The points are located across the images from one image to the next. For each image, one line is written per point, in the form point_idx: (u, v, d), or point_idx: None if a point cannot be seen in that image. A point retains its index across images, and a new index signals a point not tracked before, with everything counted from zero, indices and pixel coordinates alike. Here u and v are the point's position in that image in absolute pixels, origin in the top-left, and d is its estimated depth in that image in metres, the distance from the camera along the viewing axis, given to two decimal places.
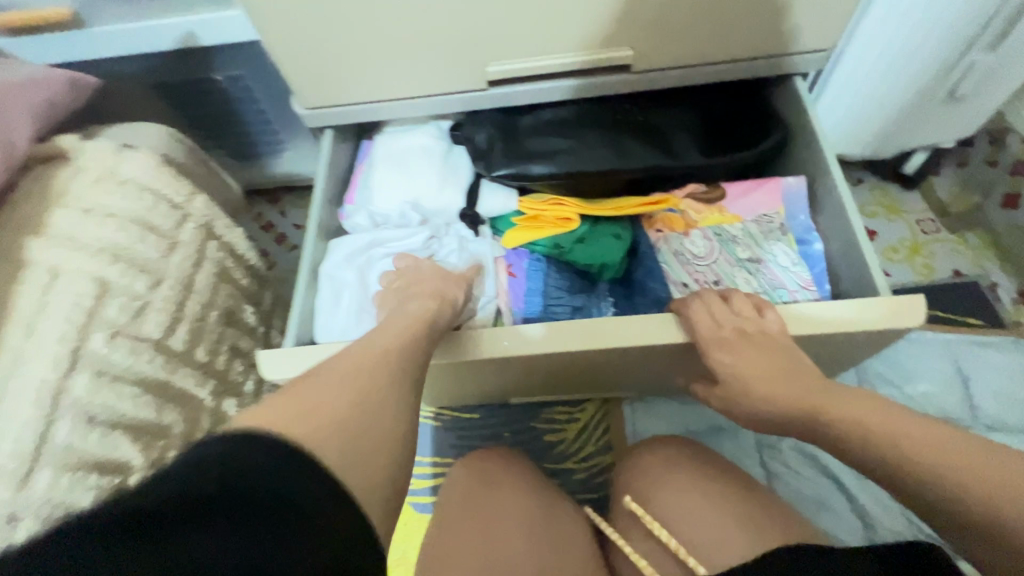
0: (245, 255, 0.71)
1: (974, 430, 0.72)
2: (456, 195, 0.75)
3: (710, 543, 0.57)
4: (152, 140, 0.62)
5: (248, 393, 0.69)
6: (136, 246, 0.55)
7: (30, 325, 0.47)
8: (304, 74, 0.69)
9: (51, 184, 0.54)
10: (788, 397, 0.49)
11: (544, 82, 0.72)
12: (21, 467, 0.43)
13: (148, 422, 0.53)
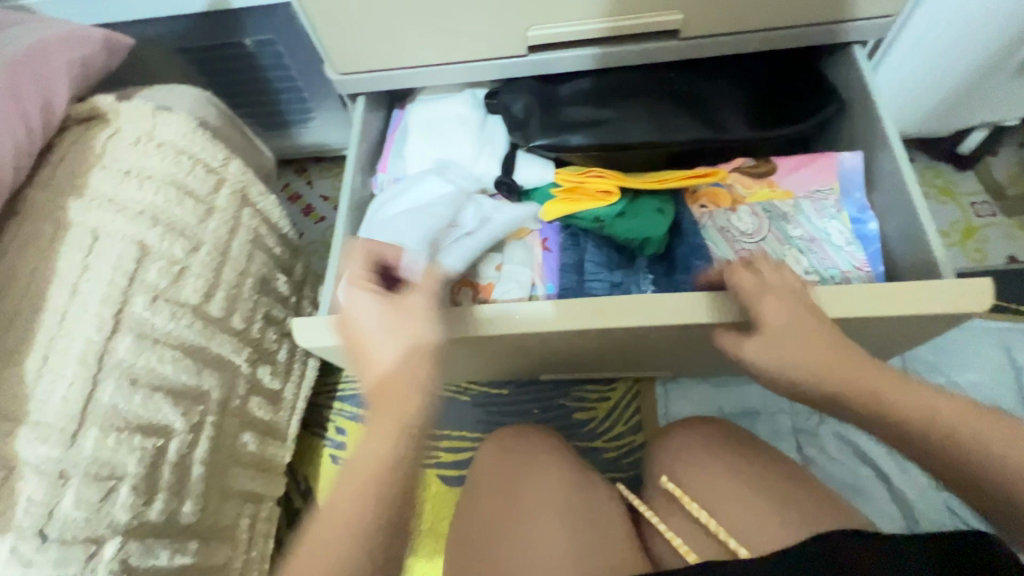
0: (278, 224, 0.70)
1: None
2: (492, 166, 0.73)
3: (751, 528, 0.56)
4: (187, 104, 0.60)
5: (282, 361, 0.69)
6: (174, 209, 0.54)
7: (74, 286, 0.47)
8: (339, 36, 0.67)
9: (89, 145, 0.53)
10: (831, 380, 0.45)
11: (587, 48, 0.68)
12: (69, 425, 0.43)
13: (189, 386, 0.53)
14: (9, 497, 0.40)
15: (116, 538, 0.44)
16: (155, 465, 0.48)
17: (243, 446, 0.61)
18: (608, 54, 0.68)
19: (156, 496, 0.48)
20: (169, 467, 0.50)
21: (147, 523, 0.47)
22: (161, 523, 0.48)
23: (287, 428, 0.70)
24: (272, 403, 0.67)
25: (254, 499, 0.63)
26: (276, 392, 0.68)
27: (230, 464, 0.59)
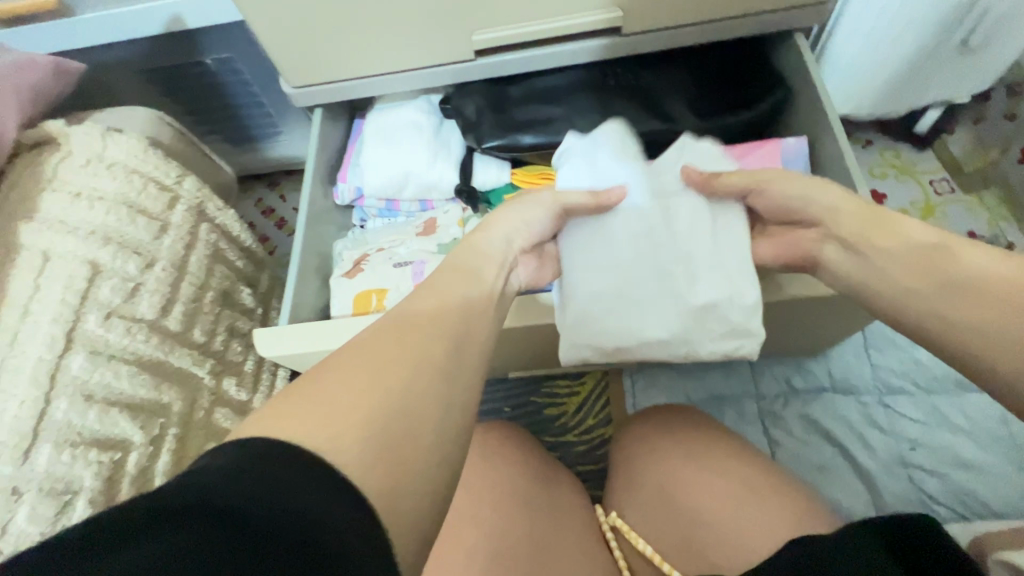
0: (240, 237, 0.71)
1: (922, 424, 0.71)
2: (449, 168, 0.76)
3: (725, 537, 0.55)
4: (139, 122, 0.62)
5: (248, 372, 0.69)
6: (126, 227, 0.56)
7: (25, 307, 0.49)
8: (289, 51, 0.69)
9: (41, 169, 0.55)
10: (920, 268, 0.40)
11: (537, 49, 0.71)
12: (22, 442, 0.44)
13: (148, 400, 0.54)
14: None
15: None
16: (113, 478, 0.50)
17: None
18: (553, 55, 0.71)
19: None
20: (128, 480, 0.51)
21: None
22: None
23: None
24: (239, 414, 0.67)
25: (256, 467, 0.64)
26: (244, 403, 0.68)
27: None
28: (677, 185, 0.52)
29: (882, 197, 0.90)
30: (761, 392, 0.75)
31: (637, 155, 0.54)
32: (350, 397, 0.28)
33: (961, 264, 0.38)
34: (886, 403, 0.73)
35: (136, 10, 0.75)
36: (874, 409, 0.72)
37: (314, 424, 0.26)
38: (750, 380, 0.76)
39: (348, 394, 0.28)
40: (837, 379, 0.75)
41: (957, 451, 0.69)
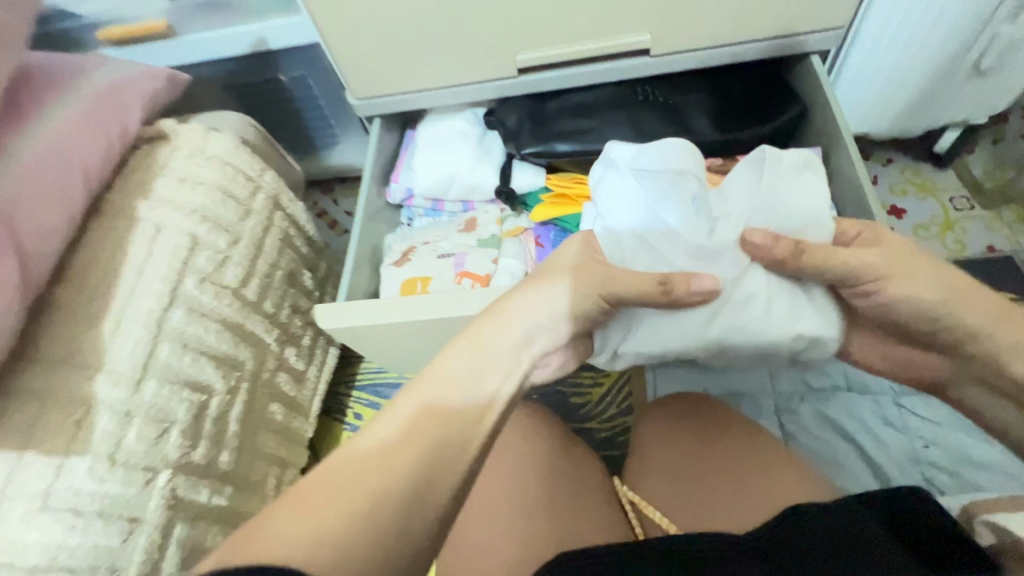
0: (306, 227, 0.80)
1: (936, 424, 0.73)
2: (490, 172, 0.85)
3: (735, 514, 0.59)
4: (231, 123, 0.73)
5: (306, 344, 0.78)
6: (220, 208, 0.66)
7: (140, 267, 0.58)
8: (358, 67, 0.79)
9: (155, 158, 0.65)
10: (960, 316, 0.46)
11: (573, 68, 0.80)
12: (135, 374, 0.53)
13: (228, 355, 0.63)
14: (87, 428, 0.49)
15: (167, 470, 0.54)
16: (199, 417, 0.58)
17: (271, 414, 0.70)
18: (587, 73, 0.80)
19: (199, 442, 0.58)
20: (210, 420, 0.59)
21: (192, 463, 0.57)
22: (202, 465, 0.58)
23: (309, 405, 0.78)
24: (296, 380, 0.76)
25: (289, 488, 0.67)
26: (300, 372, 0.76)
27: (260, 427, 0.68)
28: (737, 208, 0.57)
29: (900, 212, 0.94)
30: (778, 389, 0.79)
31: (703, 204, 0.58)
32: (330, 507, 0.31)
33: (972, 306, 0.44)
34: (900, 403, 0.75)
35: (231, 31, 0.87)
36: (888, 408, 0.75)
37: (301, 534, 0.30)
38: (767, 377, 0.80)
39: (338, 496, 0.32)
40: (852, 379, 0.78)
41: (970, 450, 0.71)
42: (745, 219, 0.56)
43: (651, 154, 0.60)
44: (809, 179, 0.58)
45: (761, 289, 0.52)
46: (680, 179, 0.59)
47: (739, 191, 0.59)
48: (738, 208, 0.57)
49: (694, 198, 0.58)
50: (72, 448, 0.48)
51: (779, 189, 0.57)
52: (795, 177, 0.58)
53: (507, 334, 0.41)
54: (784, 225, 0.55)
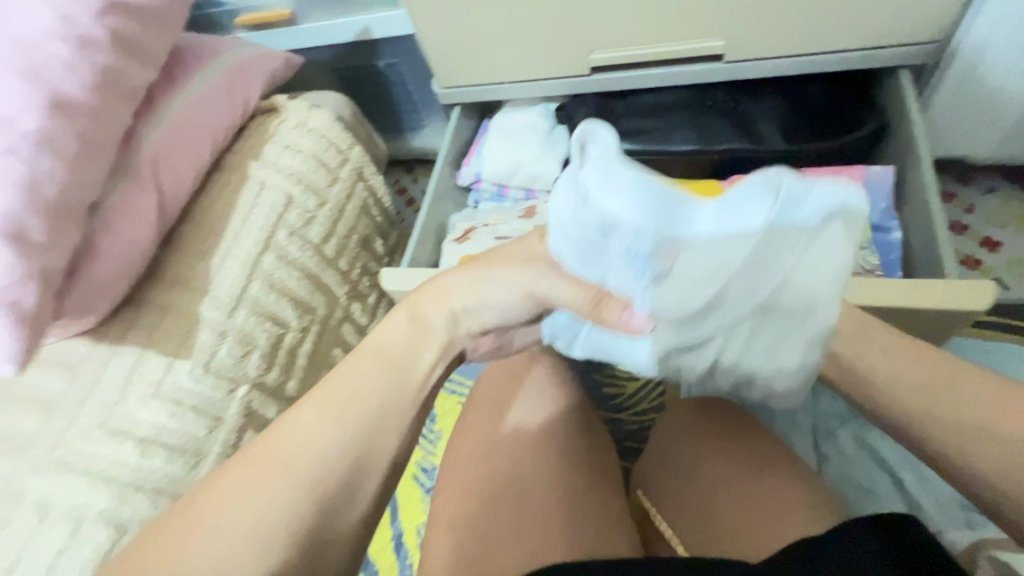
0: (383, 199, 0.90)
1: None
2: (553, 164, 0.90)
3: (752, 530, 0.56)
4: (331, 102, 0.83)
5: (370, 303, 0.88)
6: (312, 175, 0.77)
7: (245, 216, 0.70)
8: (444, 59, 0.87)
9: (267, 127, 0.77)
10: (942, 394, 0.42)
11: (644, 70, 0.83)
12: (230, 302, 0.65)
13: (305, 300, 0.73)
14: (192, 338, 0.61)
15: (245, 384, 0.64)
16: (276, 347, 0.69)
17: (334, 357, 0.80)
18: (657, 76, 0.82)
19: (274, 368, 0.69)
20: (284, 352, 0.70)
21: (267, 384, 0.67)
22: (275, 388, 0.69)
23: None
24: (360, 332, 0.85)
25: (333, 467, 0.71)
26: (363, 326, 0.86)
27: (325, 367, 0.78)
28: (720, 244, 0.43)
29: (994, 245, 0.87)
30: (816, 409, 0.77)
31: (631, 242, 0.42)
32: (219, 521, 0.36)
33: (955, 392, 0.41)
34: None
35: (341, 22, 0.99)
36: None
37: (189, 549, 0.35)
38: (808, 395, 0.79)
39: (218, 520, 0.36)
40: None
41: None
42: (724, 297, 0.44)
43: (606, 193, 0.41)
44: (800, 277, 0.44)
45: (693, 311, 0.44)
46: (670, 214, 0.42)
47: (743, 278, 0.44)
48: (703, 292, 0.43)
49: (682, 255, 0.43)
50: (180, 353, 0.60)
51: (756, 276, 0.44)
52: (802, 287, 0.44)
53: (439, 309, 0.46)
54: (769, 331, 0.46)
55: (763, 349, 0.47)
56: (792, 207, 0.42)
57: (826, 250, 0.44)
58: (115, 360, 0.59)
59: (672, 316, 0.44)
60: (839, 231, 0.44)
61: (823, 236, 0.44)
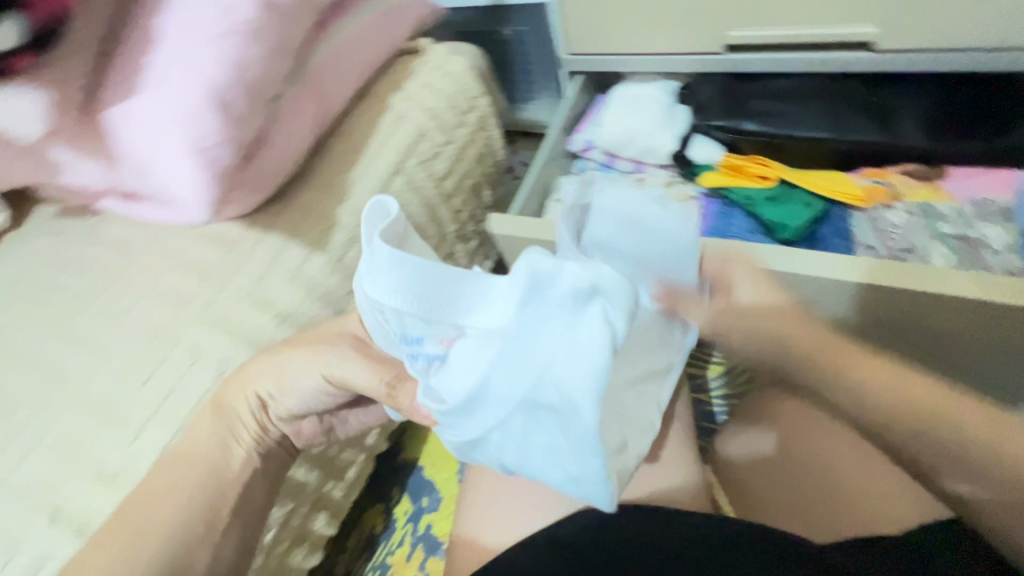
0: (497, 152, 0.94)
1: None
2: (669, 138, 0.90)
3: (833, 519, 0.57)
4: (467, 52, 0.88)
5: (471, 247, 0.91)
6: (444, 113, 0.81)
7: (383, 139, 0.75)
8: (580, 23, 0.90)
9: (410, 65, 0.83)
10: (904, 390, 0.51)
11: (783, 53, 0.81)
12: (363, 212, 0.70)
13: (421, 227, 0.78)
14: (328, 237, 0.67)
15: None
16: None
17: None
18: (796, 59, 0.81)
19: None
20: None
21: None
22: None
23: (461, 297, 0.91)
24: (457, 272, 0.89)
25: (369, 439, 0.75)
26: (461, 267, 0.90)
27: None
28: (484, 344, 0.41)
29: None
30: None
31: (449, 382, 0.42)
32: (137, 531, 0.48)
33: (945, 419, 0.49)
34: None
35: None
36: None
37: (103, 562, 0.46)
38: None
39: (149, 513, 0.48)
40: None
41: None
42: (485, 395, 0.41)
43: (373, 272, 0.43)
44: (559, 368, 0.39)
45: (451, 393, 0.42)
46: (439, 309, 0.42)
47: (516, 362, 0.39)
48: (476, 379, 0.41)
49: (461, 339, 0.42)
50: (317, 247, 0.66)
51: (528, 352, 0.39)
52: (557, 380, 0.39)
53: (242, 401, 0.53)
54: (540, 428, 0.42)
55: (539, 440, 0.43)
56: (546, 293, 0.38)
57: (580, 339, 0.38)
58: (263, 244, 0.65)
59: (440, 403, 0.43)
60: (597, 316, 0.38)
61: (584, 320, 0.38)
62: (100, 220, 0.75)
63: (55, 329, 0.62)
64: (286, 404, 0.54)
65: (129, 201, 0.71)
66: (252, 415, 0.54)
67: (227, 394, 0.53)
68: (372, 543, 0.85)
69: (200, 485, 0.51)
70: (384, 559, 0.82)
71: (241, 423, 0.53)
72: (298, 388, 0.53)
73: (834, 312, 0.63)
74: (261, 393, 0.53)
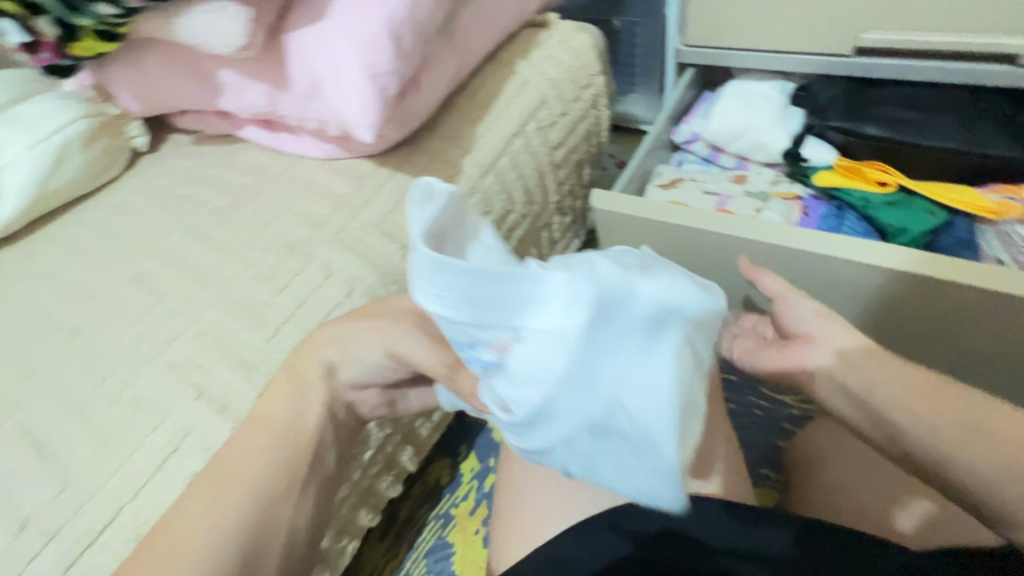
0: (602, 132, 0.95)
1: None
2: (783, 135, 0.89)
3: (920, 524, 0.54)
4: (590, 31, 0.90)
5: (566, 222, 0.93)
6: (565, 85, 0.84)
7: (508, 101, 0.78)
8: (704, 14, 0.91)
9: (536, 37, 0.86)
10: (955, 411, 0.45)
11: (916, 60, 0.80)
12: (485, 165, 0.73)
13: (530, 190, 0.80)
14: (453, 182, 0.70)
15: None
16: (502, 219, 0.76)
17: (529, 255, 0.86)
18: (929, 67, 0.79)
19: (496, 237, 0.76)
20: (506, 227, 0.77)
21: None
22: None
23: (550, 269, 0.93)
24: (551, 244, 0.91)
25: (425, 434, 0.74)
26: (555, 240, 0.92)
27: (522, 259, 0.84)
28: (550, 351, 0.36)
29: None
30: None
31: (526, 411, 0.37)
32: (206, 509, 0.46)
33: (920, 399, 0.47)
34: None
35: None
36: None
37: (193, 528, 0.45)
38: None
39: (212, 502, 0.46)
40: None
41: None
42: (556, 409, 0.37)
43: (421, 278, 0.37)
44: (627, 396, 0.36)
45: (518, 405, 0.38)
46: (497, 314, 0.37)
47: (583, 385, 0.36)
48: (544, 392, 0.37)
49: (516, 344, 0.37)
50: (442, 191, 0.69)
51: (600, 372, 0.36)
52: (624, 405, 0.36)
53: (314, 362, 0.53)
54: (607, 452, 0.39)
55: (599, 458, 0.39)
56: (616, 316, 0.36)
57: (650, 365, 0.37)
58: (392, 181, 0.69)
59: (510, 412, 0.39)
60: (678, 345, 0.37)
61: (654, 348, 0.37)
62: (238, 147, 0.80)
63: (197, 234, 0.67)
64: (350, 372, 0.55)
65: (273, 132, 0.76)
66: (321, 381, 0.53)
67: (297, 360, 0.53)
68: (437, 494, 0.86)
69: (278, 446, 0.50)
70: (449, 510, 0.83)
71: (312, 389, 0.53)
72: (364, 358, 0.54)
73: (888, 318, 0.66)
74: (329, 359, 0.53)
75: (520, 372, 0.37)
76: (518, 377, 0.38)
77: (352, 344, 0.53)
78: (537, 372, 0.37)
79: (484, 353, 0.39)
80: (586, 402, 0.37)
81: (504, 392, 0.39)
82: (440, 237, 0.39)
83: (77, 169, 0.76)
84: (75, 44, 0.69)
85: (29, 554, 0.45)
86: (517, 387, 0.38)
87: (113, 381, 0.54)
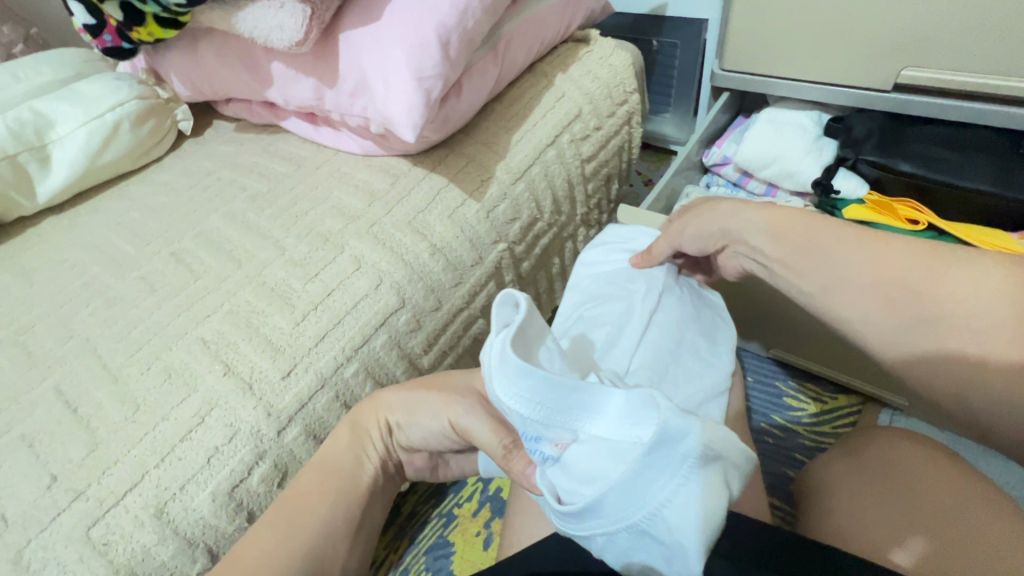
0: (633, 148, 0.96)
1: None
2: (814, 166, 0.90)
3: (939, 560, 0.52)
4: (630, 50, 0.92)
5: (591, 234, 0.94)
6: (601, 101, 0.85)
7: (544, 112, 0.80)
8: (743, 40, 0.92)
9: (576, 52, 0.88)
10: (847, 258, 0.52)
11: (953, 100, 0.80)
12: (516, 172, 0.74)
13: (559, 201, 0.81)
14: (485, 187, 0.72)
15: (503, 243, 0.73)
16: (529, 226, 0.77)
17: (553, 264, 0.87)
18: (966, 109, 0.79)
19: (522, 243, 0.77)
20: (532, 235, 0.78)
21: (513, 254, 0.76)
22: (516, 261, 0.77)
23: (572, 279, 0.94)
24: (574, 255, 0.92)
25: None
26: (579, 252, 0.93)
27: (545, 267, 0.85)
28: (608, 455, 0.39)
29: None
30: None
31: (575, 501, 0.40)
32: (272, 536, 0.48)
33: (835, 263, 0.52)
34: None
35: None
36: None
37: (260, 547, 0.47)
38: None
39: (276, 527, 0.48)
40: None
41: None
42: (603, 509, 0.39)
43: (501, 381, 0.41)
44: (671, 516, 0.37)
45: (569, 494, 0.41)
46: (564, 416, 0.41)
47: (631, 495, 0.38)
48: (595, 490, 0.39)
49: (577, 444, 0.41)
50: (474, 195, 0.71)
51: (647, 487, 0.37)
52: (668, 525, 0.37)
53: (376, 419, 0.56)
54: (645, 552, 0.40)
55: (636, 561, 0.41)
56: (669, 450, 0.36)
57: (700, 500, 0.36)
58: (426, 181, 0.71)
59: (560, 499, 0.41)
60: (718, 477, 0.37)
61: (704, 480, 0.37)
62: (280, 138, 0.83)
63: (236, 218, 0.69)
64: (411, 434, 0.57)
65: (314, 126, 0.79)
66: (380, 439, 0.57)
67: (360, 415, 0.56)
68: (441, 493, 0.86)
69: (338, 491, 0.53)
70: (451, 509, 0.84)
71: (370, 443, 0.57)
72: (425, 424, 0.56)
73: None
74: (390, 421, 0.57)
75: (577, 466, 0.41)
76: (574, 470, 0.41)
77: (418, 409, 0.56)
78: (592, 471, 0.40)
79: (543, 444, 0.42)
80: (631, 510, 0.38)
81: (556, 478, 0.42)
82: (522, 337, 0.43)
83: (126, 147, 0.79)
84: (138, 28, 0.73)
85: (55, 511, 0.47)
86: (571, 479, 0.41)
87: (146, 350, 0.56)
